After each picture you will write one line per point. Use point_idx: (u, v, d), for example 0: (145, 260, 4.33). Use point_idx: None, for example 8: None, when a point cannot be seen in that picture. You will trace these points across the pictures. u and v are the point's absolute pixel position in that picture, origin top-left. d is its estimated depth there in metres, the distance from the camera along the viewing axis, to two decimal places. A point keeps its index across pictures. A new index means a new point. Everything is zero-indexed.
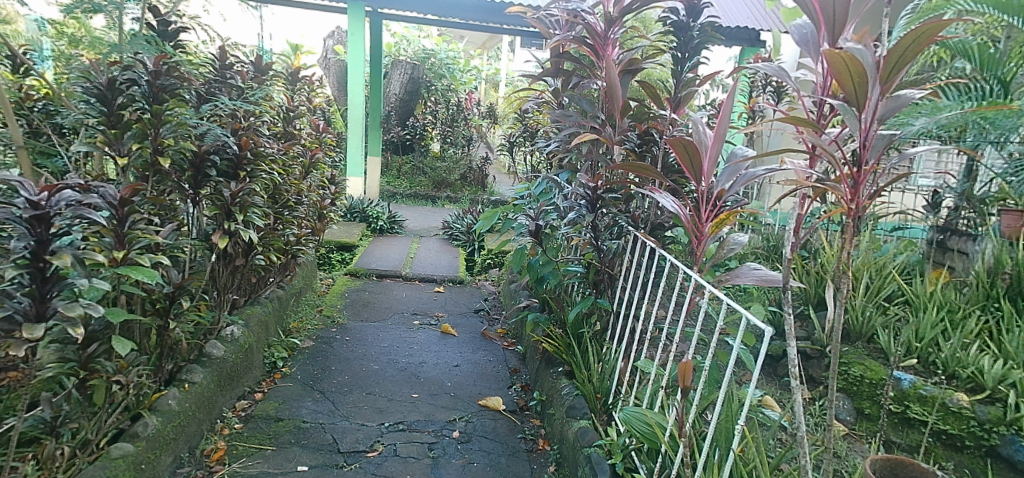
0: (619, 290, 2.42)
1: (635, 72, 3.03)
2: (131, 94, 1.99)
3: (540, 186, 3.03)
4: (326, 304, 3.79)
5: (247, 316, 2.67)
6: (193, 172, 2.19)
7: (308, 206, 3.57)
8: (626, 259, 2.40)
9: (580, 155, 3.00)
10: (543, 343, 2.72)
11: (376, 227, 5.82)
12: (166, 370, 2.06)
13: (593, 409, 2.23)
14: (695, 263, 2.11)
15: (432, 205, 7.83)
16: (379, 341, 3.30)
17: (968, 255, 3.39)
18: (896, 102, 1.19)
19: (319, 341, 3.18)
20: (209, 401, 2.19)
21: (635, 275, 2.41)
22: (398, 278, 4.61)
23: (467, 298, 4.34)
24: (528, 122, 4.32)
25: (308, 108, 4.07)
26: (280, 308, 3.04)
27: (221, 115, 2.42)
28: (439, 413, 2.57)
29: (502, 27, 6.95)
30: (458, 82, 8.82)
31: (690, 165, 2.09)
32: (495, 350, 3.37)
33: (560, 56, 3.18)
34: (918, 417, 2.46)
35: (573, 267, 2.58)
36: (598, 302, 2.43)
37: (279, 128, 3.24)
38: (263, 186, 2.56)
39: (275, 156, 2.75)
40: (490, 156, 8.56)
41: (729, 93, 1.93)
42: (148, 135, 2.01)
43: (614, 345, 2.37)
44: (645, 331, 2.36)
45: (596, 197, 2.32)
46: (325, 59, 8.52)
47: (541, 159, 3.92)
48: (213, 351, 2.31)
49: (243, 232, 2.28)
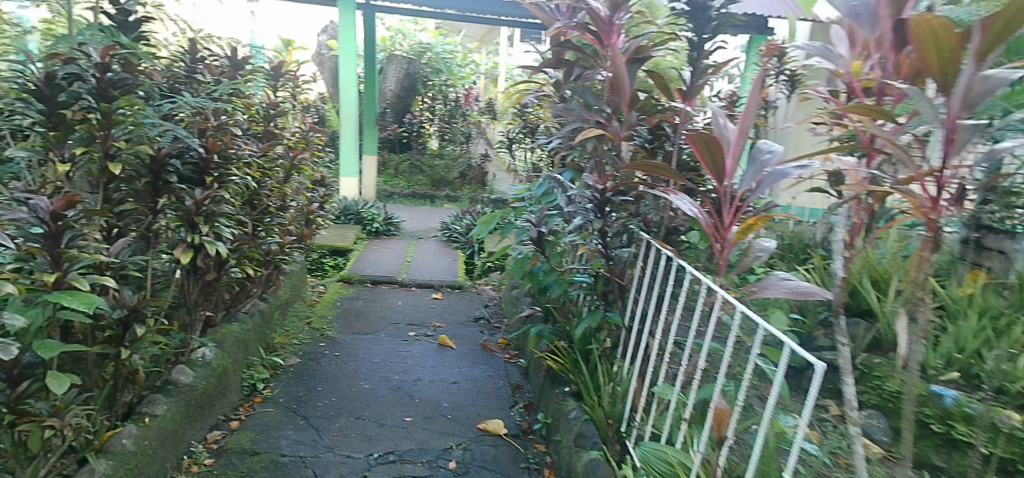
0: (632, 303, 2.17)
1: (644, 61, 2.78)
2: (75, 91, 1.74)
3: (541, 187, 2.77)
4: (316, 315, 3.56)
5: (222, 336, 2.43)
6: (152, 178, 1.94)
7: (293, 211, 3.33)
8: (639, 269, 2.13)
9: (585, 152, 2.76)
10: (548, 360, 2.48)
11: (372, 229, 5.57)
12: (122, 403, 1.83)
13: (605, 438, 1.99)
14: (718, 274, 1.86)
15: (431, 204, 7.61)
16: (371, 356, 3.07)
17: (1007, 254, 3.14)
18: (991, 83, 0.97)
19: (306, 358, 2.95)
20: (175, 435, 1.96)
21: (650, 287, 2.16)
22: (394, 284, 4.36)
23: (466, 305, 4.11)
24: (529, 117, 4.07)
25: (293, 105, 3.82)
26: (262, 324, 2.80)
27: (186, 113, 2.18)
28: (434, 440, 2.34)
29: (500, 18, 6.68)
30: (457, 76, 8.54)
31: (713, 163, 1.81)
32: (496, 363, 3.14)
33: (562, 45, 2.93)
34: (964, 438, 2.16)
35: (580, 277, 2.33)
36: (608, 317, 2.18)
37: (258, 128, 3.00)
38: (235, 193, 2.31)
39: (251, 158, 2.51)
40: (490, 153, 8.31)
41: (758, 80, 1.66)
42: (96, 138, 1.76)
43: (627, 363, 2.13)
44: (661, 349, 2.12)
45: (605, 200, 2.04)
46: (320, 54, 8.32)
47: (542, 157, 3.67)
48: (181, 378, 2.07)
49: (210, 246, 2.04)
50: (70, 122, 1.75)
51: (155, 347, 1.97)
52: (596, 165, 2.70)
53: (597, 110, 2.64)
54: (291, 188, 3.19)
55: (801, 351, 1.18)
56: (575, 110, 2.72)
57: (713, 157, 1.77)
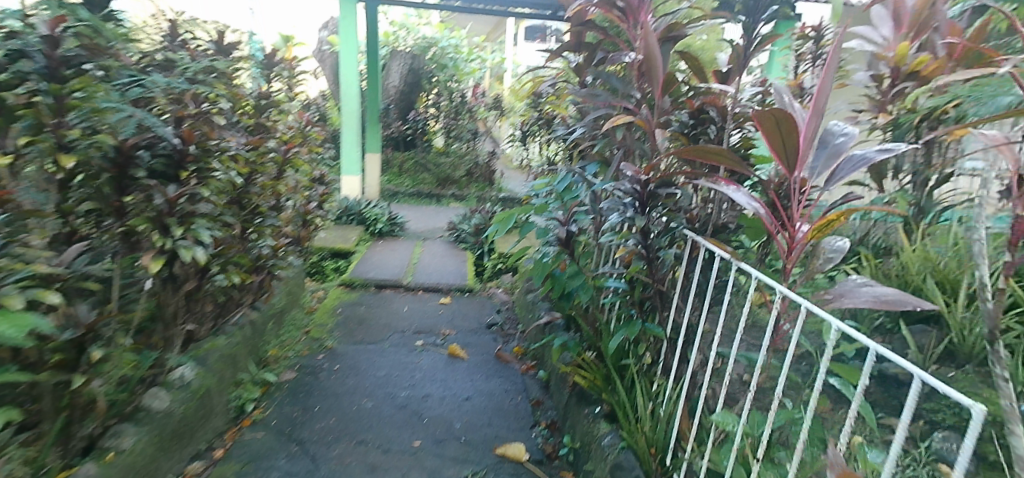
0: (675, 312, 1.87)
1: (676, 39, 2.49)
2: (18, 69, 1.47)
3: (563, 180, 2.49)
4: (314, 324, 3.28)
5: (207, 351, 2.13)
6: (117, 173, 1.68)
7: (288, 210, 3.05)
8: (683, 274, 1.82)
9: (610, 141, 2.47)
10: (575, 376, 2.19)
11: (375, 230, 5.28)
12: (79, 438, 1.54)
13: (648, 471, 1.70)
14: (784, 279, 1.55)
15: (436, 203, 7.34)
16: (375, 369, 2.78)
17: None
18: None
19: (303, 373, 2.66)
20: (145, 471, 1.68)
21: (696, 294, 1.85)
22: (399, 288, 4.07)
23: (477, 311, 3.82)
24: (543, 109, 3.78)
25: (289, 97, 3.53)
26: (253, 336, 2.52)
27: (160, 97, 1.89)
28: (446, 469, 2.05)
29: (507, 9, 6.39)
30: (463, 72, 8.24)
31: (781, 144, 1.48)
32: (513, 375, 2.85)
33: (585, 25, 2.64)
34: None
35: (612, 282, 2.02)
36: (647, 328, 1.88)
37: (247, 119, 2.72)
38: (218, 190, 2.02)
39: (237, 151, 2.22)
40: (498, 150, 8.05)
41: (843, 44, 1.35)
42: (47, 126, 1.50)
43: (670, 382, 1.83)
44: (711, 365, 1.82)
45: (648, 194, 1.74)
46: (320, 51, 8.05)
47: (560, 150, 3.37)
48: (155, 404, 1.77)
49: (186, 252, 1.74)
50: (13, 105, 1.47)
51: (122, 371, 1.66)
52: (625, 153, 2.41)
53: (627, 93, 2.35)
54: (286, 186, 2.91)
55: (952, 392, 0.91)
56: (601, 95, 2.43)
57: (784, 138, 1.45)
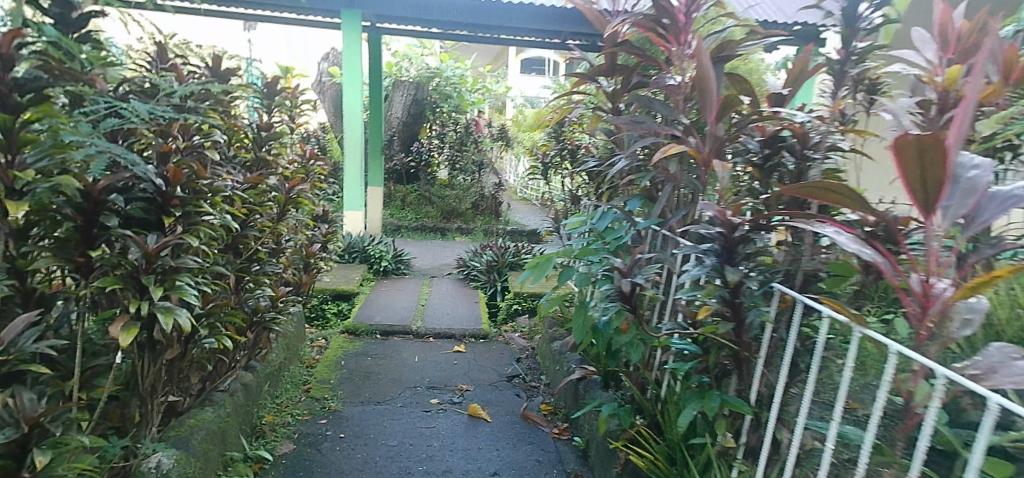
0: (761, 382, 1.54)
1: (726, 60, 2.24)
2: None
3: (604, 219, 2.20)
4: (316, 381, 2.92)
5: (190, 430, 1.77)
6: (83, 223, 1.36)
7: (289, 254, 2.73)
8: (774, 336, 1.49)
9: (655, 174, 2.18)
10: (629, 454, 1.83)
11: (380, 269, 4.95)
12: None
13: None
14: (921, 349, 1.22)
15: (441, 237, 7.03)
16: (386, 437, 2.41)
17: None
18: None
19: (303, 444, 2.30)
20: None
21: (788, 360, 1.52)
22: (408, 335, 3.72)
23: (495, 359, 3.46)
24: (565, 139, 3.51)
25: (291, 129, 3.26)
26: (246, 402, 2.17)
27: (142, 129, 1.59)
28: None
29: (514, 38, 6.21)
30: (467, 102, 8.03)
31: (920, 183, 1.16)
32: (544, 441, 2.48)
33: (621, 47, 2.40)
34: None
35: (678, 343, 1.69)
36: (727, 402, 1.55)
37: (243, 153, 2.42)
38: (209, 238, 1.70)
39: (233, 190, 1.91)
40: (504, 181, 7.79)
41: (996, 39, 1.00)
42: None
43: (760, 470, 1.49)
44: (810, 449, 1.48)
45: (738, 242, 1.38)
46: (320, 83, 7.87)
47: (587, 183, 3.08)
48: None
49: (165, 319, 1.36)
50: None
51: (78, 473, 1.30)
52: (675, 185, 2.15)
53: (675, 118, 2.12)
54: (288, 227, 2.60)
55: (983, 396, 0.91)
56: (645, 122, 2.16)
57: (924, 180, 1.14)
